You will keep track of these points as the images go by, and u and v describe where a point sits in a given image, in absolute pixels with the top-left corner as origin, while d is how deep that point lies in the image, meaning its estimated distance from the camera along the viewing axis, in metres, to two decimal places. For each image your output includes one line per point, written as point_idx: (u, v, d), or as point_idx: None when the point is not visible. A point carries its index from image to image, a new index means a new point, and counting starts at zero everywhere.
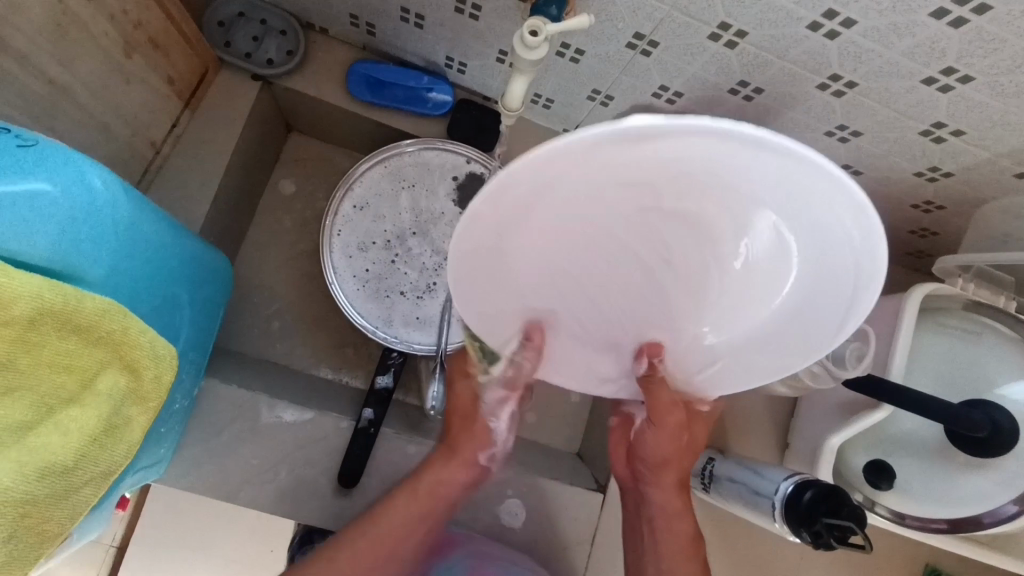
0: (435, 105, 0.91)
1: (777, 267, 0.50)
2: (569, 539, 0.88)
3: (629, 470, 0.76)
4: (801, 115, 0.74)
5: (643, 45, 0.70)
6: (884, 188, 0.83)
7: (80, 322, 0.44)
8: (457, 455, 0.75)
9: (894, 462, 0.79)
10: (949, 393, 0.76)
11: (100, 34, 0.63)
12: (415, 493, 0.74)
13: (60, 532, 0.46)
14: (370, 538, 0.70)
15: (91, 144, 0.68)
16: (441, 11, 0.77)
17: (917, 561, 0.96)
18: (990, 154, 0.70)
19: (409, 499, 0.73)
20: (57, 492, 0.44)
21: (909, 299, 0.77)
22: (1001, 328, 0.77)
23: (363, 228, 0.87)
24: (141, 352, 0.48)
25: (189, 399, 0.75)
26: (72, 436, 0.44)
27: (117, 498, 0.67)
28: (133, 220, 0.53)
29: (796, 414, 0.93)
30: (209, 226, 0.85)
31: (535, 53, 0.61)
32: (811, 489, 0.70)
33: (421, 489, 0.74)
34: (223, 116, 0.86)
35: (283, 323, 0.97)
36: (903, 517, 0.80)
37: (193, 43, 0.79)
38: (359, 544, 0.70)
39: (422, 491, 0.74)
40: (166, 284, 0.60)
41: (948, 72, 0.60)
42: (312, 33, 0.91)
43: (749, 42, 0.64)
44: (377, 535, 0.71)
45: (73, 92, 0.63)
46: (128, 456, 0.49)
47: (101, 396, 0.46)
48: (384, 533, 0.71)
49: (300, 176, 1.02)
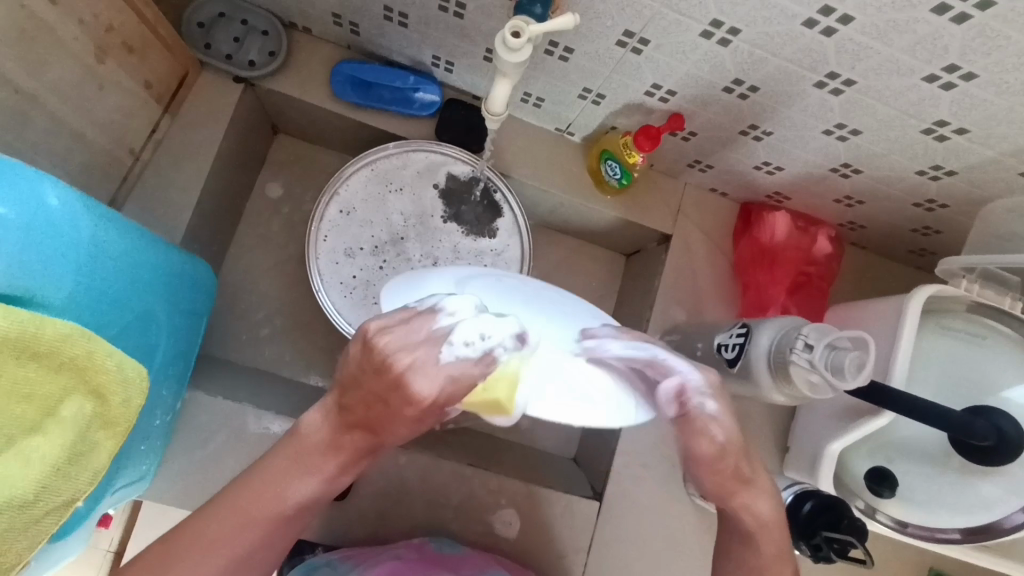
0: (423, 106, 0.88)
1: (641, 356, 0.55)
2: (565, 548, 0.87)
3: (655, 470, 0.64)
4: (798, 113, 0.71)
5: (634, 43, 0.68)
6: (886, 186, 0.80)
7: (39, 349, 0.42)
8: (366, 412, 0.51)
9: (895, 467, 0.76)
10: (954, 399, 0.74)
11: (69, 40, 0.61)
12: (293, 461, 0.54)
13: (18, 562, 0.44)
14: (313, 442, 0.54)
15: (64, 154, 0.66)
16: (425, 9, 0.75)
17: (921, 566, 0.95)
18: (994, 152, 0.67)
19: (287, 461, 0.54)
20: (15, 524, 0.42)
21: (910, 302, 0.75)
22: (1003, 330, 0.76)
23: (350, 234, 0.84)
24: (107, 376, 0.46)
25: (171, 413, 0.74)
26: (32, 467, 0.43)
27: (98, 517, 0.66)
28: (96, 235, 0.51)
29: (797, 417, 0.91)
30: (192, 233, 0.83)
31: (517, 54, 0.58)
32: (809, 501, 0.67)
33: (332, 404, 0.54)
34: (204, 120, 0.84)
35: (271, 330, 0.96)
36: (905, 525, 0.78)
37: (171, 46, 0.77)
38: (234, 515, 0.53)
39: (302, 458, 0.54)
40: (139, 299, 0.59)
41: (951, 69, 0.57)
42: (295, 32, 0.88)
43: (742, 39, 0.62)
44: (333, 438, 0.54)
45: (42, 101, 0.61)
46: (92, 483, 0.47)
47: (65, 423, 0.45)
48: (254, 489, 0.53)
49: (288, 179, 1.00)
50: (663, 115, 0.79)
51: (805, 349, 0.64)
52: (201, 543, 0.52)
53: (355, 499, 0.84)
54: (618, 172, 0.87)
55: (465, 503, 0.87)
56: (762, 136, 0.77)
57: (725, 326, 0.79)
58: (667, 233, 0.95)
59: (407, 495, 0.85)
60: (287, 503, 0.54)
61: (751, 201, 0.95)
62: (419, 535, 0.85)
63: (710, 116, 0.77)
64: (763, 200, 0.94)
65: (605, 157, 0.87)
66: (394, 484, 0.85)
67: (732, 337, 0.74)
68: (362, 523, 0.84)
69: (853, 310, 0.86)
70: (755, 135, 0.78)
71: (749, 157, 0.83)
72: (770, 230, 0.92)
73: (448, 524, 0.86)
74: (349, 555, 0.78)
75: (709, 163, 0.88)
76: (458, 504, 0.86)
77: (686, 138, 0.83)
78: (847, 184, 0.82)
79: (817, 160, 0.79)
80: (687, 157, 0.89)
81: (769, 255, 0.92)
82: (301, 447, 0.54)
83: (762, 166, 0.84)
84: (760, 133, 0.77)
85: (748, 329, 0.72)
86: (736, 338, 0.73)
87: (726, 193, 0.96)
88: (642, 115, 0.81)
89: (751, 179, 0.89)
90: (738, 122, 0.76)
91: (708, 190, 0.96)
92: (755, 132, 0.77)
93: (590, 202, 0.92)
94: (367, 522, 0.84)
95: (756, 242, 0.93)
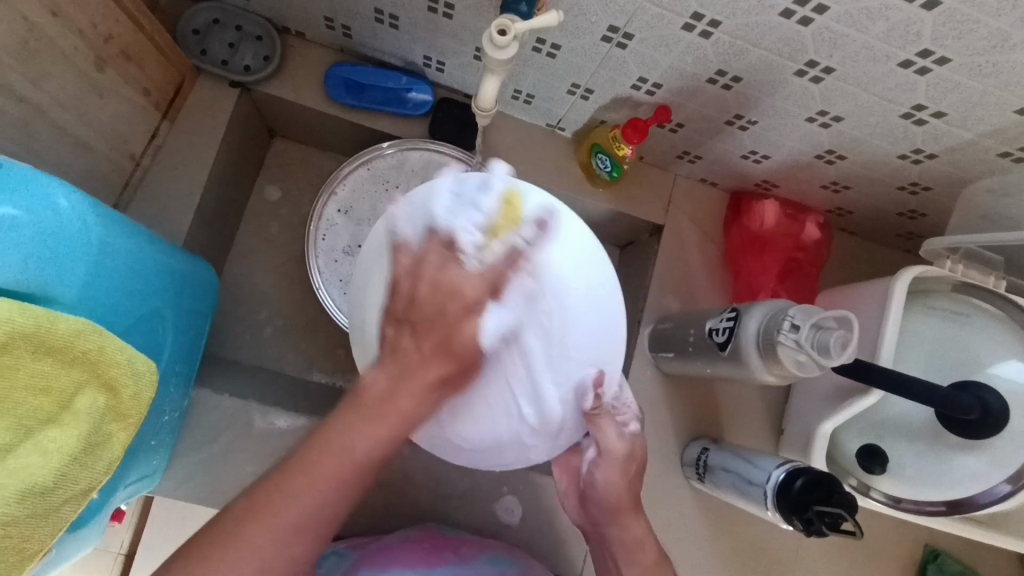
0: (416, 105, 0.90)
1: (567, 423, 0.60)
2: (567, 535, 0.89)
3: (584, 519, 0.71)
4: (780, 102, 0.73)
5: (618, 38, 0.70)
6: (870, 171, 0.82)
7: (53, 343, 0.44)
8: (427, 340, 0.49)
9: (885, 445, 0.78)
10: (941, 375, 0.76)
11: (70, 50, 0.63)
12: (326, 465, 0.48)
13: (40, 548, 0.46)
14: (376, 393, 0.49)
15: (68, 160, 0.68)
16: (415, 11, 0.77)
17: (917, 544, 0.97)
18: (972, 134, 0.69)
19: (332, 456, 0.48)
20: (36, 512, 0.44)
21: (896, 284, 0.77)
22: (987, 308, 0.77)
23: (347, 232, 0.86)
24: (119, 369, 0.48)
25: (179, 410, 0.76)
26: (50, 456, 0.45)
27: (110, 511, 0.68)
28: (104, 237, 0.53)
29: (791, 400, 0.93)
30: (193, 235, 0.85)
31: (505, 52, 0.60)
32: (801, 477, 0.69)
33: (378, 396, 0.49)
34: (203, 125, 0.86)
35: (274, 329, 0.98)
36: (898, 501, 0.80)
37: (167, 53, 0.79)
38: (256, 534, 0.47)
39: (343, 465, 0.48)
40: (146, 299, 0.61)
41: (924, 54, 0.59)
42: (289, 37, 0.90)
43: (723, 31, 0.64)
44: (397, 383, 0.49)
45: (45, 109, 0.63)
46: (107, 472, 0.49)
47: (79, 415, 0.46)
48: (322, 469, 0.48)
49: (286, 181, 1.02)
50: (651, 107, 0.81)
51: (792, 330, 0.66)
52: (239, 552, 0.46)
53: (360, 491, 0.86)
54: (609, 164, 0.89)
55: (468, 493, 0.89)
56: (748, 126, 0.79)
57: (717, 312, 0.81)
58: (659, 224, 0.97)
59: (411, 486, 0.87)
60: (358, 457, 0.49)
61: (741, 190, 0.97)
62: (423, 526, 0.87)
63: (696, 107, 0.79)
64: (752, 189, 0.95)
65: (596, 151, 0.89)
66: (398, 475, 0.87)
67: (722, 322, 0.76)
68: (367, 515, 0.86)
69: (842, 293, 0.88)
70: (740, 125, 0.80)
71: (736, 146, 0.85)
72: (759, 218, 0.94)
73: (452, 514, 0.88)
74: (356, 546, 0.80)
75: (697, 154, 0.90)
76: (461, 494, 0.88)
77: (674, 130, 0.85)
78: (832, 170, 0.84)
79: (802, 147, 0.81)
80: (676, 149, 0.91)
81: (759, 242, 0.94)
82: (365, 395, 0.50)
83: (750, 154, 0.86)
84: (745, 123, 0.79)
85: (738, 313, 0.74)
86: (726, 323, 0.75)
87: (716, 183, 0.98)
88: (630, 109, 0.83)
89: (739, 168, 0.91)
90: (724, 112, 0.79)
91: (698, 180, 0.98)
92: (740, 122, 0.79)
93: (583, 195, 0.94)
94: (372, 513, 0.86)
95: (745, 230, 0.95)
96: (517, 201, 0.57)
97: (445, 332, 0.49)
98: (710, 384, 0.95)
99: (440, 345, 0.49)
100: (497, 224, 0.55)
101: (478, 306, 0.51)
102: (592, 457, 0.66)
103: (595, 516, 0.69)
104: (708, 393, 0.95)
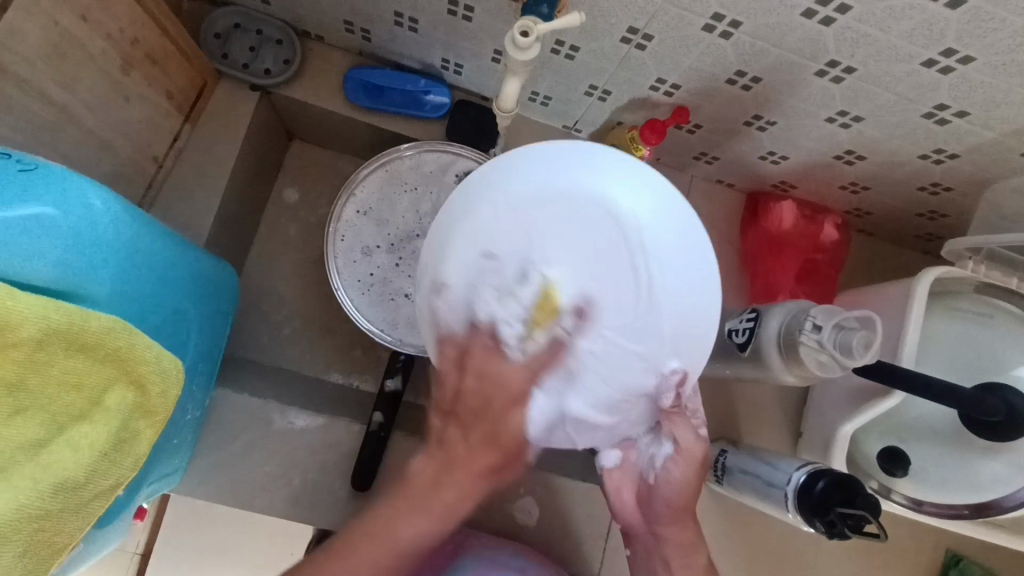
0: (433, 108, 0.91)
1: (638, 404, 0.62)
2: (584, 536, 0.88)
3: (641, 517, 0.68)
4: (801, 102, 0.73)
5: (638, 39, 0.70)
6: (890, 171, 0.81)
7: (87, 341, 0.45)
8: (474, 432, 0.55)
9: (909, 448, 0.78)
10: (964, 377, 0.75)
11: (99, 54, 0.64)
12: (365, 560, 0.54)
13: (70, 543, 0.47)
14: (423, 483, 0.56)
15: (95, 162, 0.69)
16: (434, 14, 0.77)
17: (938, 548, 0.95)
18: (995, 133, 0.69)
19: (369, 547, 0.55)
20: (68, 506, 0.45)
21: (919, 286, 0.76)
22: (1010, 309, 0.76)
23: (366, 233, 0.87)
24: (147, 367, 0.49)
25: (200, 409, 0.76)
26: (82, 451, 0.46)
27: (134, 509, 0.69)
28: (135, 237, 0.54)
29: (810, 401, 0.93)
30: (214, 236, 0.86)
31: (526, 53, 0.60)
32: (823, 478, 0.69)
33: (436, 448, 0.56)
34: (224, 128, 0.87)
35: (292, 329, 0.98)
36: (921, 504, 0.79)
37: (190, 57, 0.80)
38: None
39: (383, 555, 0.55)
40: (171, 299, 0.62)
41: (948, 53, 0.59)
42: (309, 41, 0.91)
43: (743, 31, 0.64)
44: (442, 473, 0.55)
45: (74, 112, 0.64)
46: (135, 468, 0.50)
47: (109, 412, 0.47)
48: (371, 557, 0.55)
49: (304, 183, 1.02)
50: (668, 108, 0.81)
51: (814, 330, 0.65)
52: None
53: None
54: None
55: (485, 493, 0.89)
56: (767, 126, 0.79)
57: (735, 313, 0.80)
58: None
59: None
60: (397, 543, 0.55)
61: (757, 191, 0.97)
62: None
63: (714, 108, 0.79)
64: (769, 190, 0.95)
65: None
66: None
67: (742, 323, 0.76)
68: None
69: (861, 294, 0.88)
70: (759, 125, 0.80)
71: (754, 147, 0.85)
72: (777, 219, 0.94)
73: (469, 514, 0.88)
74: None
75: (715, 155, 0.90)
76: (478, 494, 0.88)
77: (691, 131, 0.85)
78: (851, 170, 0.84)
79: (821, 147, 0.81)
80: (693, 150, 0.91)
81: (776, 243, 0.94)
82: (412, 483, 0.56)
83: (768, 155, 0.86)
84: (764, 123, 0.79)
85: (757, 314, 0.73)
86: (746, 323, 0.74)
87: (733, 184, 0.97)
88: (647, 110, 0.83)
89: (756, 169, 0.90)
90: (742, 113, 0.78)
91: (715, 181, 0.98)
92: (759, 122, 0.79)
93: None
94: None
95: (763, 231, 0.95)
96: (556, 295, 0.60)
97: (489, 427, 0.55)
98: (728, 386, 0.95)
99: (485, 437, 0.55)
100: (537, 317, 0.58)
101: (524, 395, 0.56)
102: (662, 456, 0.64)
103: (652, 515, 0.67)
104: (726, 394, 0.95)
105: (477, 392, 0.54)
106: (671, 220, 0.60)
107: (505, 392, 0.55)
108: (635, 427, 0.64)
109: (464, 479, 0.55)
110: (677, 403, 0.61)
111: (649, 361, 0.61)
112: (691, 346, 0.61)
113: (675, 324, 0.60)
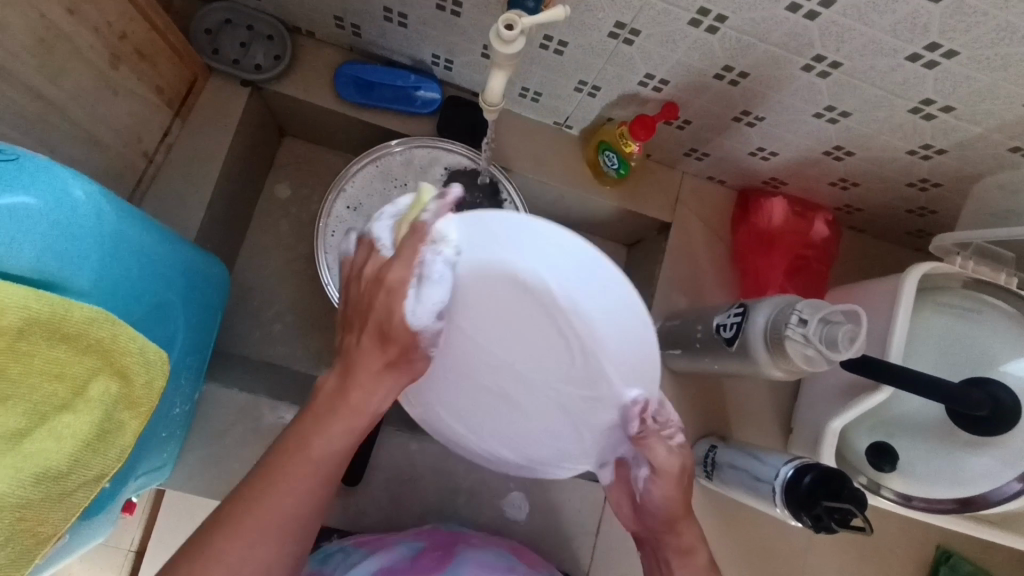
0: (424, 104, 0.91)
1: (598, 451, 0.66)
2: (574, 531, 0.89)
3: (641, 526, 0.67)
4: (788, 97, 0.73)
5: (625, 34, 0.70)
6: (878, 167, 0.82)
7: (69, 331, 0.45)
8: (365, 332, 0.53)
9: (897, 443, 0.78)
10: (952, 372, 0.75)
11: (86, 47, 0.64)
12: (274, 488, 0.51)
13: (54, 534, 0.46)
14: (331, 391, 0.54)
15: (83, 156, 0.69)
16: (423, 9, 0.77)
17: (928, 545, 0.96)
18: (982, 128, 0.69)
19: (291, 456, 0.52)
20: (51, 496, 0.45)
21: (906, 281, 0.76)
22: (999, 305, 0.75)
23: (357, 229, 0.87)
24: (131, 358, 0.49)
25: (190, 403, 0.77)
26: (65, 441, 0.46)
27: (122, 502, 0.69)
28: (118, 229, 0.54)
29: (800, 397, 0.93)
30: (204, 231, 0.86)
31: (512, 47, 0.61)
32: (810, 473, 0.69)
33: (351, 360, 0.54)
34: (215, 123, 0.87)
35: (284, 325, 0.99)
36: (909, 499, 0.79)
37: (180, 52, 0.80)
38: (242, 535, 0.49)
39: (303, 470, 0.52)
40: (158, 293, 0.62)
41: (932, 47, 0.59)
42: (300, 37, 0.91)
43: (729, 26, 0.64)
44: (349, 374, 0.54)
45: (62, 105, 0.64)
46: (119, 460, 0.50)
47: (92, 402, 0.47)
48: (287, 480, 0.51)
49: (296, 179, 1.03)
50: (657, 104, 0.81)
51: (800, 324, 0.65)
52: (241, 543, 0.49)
53: (368, 487, 0.86)
54: (616, 162, 0.89)
55: (476, 488, 0.89)
56: (755, 122, 0.79)
57: (724, 309, 0.80)
58: (666, 222, 0.97)
59: (418, 481, 0.87)
60: (314, 455, 0.52)
61: (748, 187, 0.97)
62: (430, 522, 0.88)
63: (703, 103, 0.79)
64: (760, 186, 0.95)
65: (603, 147, 0.89)
66: (405, 470, 0.87)
67: (730, 318, 0.76)
68: (375, 510, 0.87)
69: (851, 290, 0.88)
70: (747, 121, 0.80)
71: (743, 142, 0.85)
72: (767, 215, 0.94)
73: (459, 509, 0.88)
74: (363, 541, 0.80)
75: (705, 151, 0.90)
76: (468, 490, 0.88)
77: (681, 127, 0.86)
78: (840, 166, 0.84)
79: (809, 143, 0.81)
80: (683, 146, 0.91)
81: (767, 239, 0.94)
82: (320, 396, 0.55)
83: (757, 151, 0.86)
84: (752, 119, 0.79)
85: (744, 309, 0.73)
86: (734, 318, 0.74)
87: (723, 181, 0.98)
88: (637, 105, 0.84)
89: (746, 165, 0.91)
90: (731, 108, 0.79)
91: (706, 178, 0.98)
92: (747, 118, 0.79)
93: (589, 191, 0.95)
94: (381, 508, 0.87)
95: (754, 228, 0.95)
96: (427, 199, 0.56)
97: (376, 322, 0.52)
98: (719, 382, 0.95)
99: (377, 331, 0.53)
100: (405, 214, 0.55)
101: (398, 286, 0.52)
102: (645, 475, 0.63)
103: (650, 524, 0.66)
104: (716, 390, 0.95)
105: (371, 275, 0.53)
106: (578, 263, 0.59)
107: (379, 284, 0.52)
108: (616, 448, 0.65)
109: (365, 381, 0.53)
110: (643, 428, 0.61)
111: (605, 398, 0.63)
112: (643, 371, 0.61)
113: (618, 367, 0.62)
